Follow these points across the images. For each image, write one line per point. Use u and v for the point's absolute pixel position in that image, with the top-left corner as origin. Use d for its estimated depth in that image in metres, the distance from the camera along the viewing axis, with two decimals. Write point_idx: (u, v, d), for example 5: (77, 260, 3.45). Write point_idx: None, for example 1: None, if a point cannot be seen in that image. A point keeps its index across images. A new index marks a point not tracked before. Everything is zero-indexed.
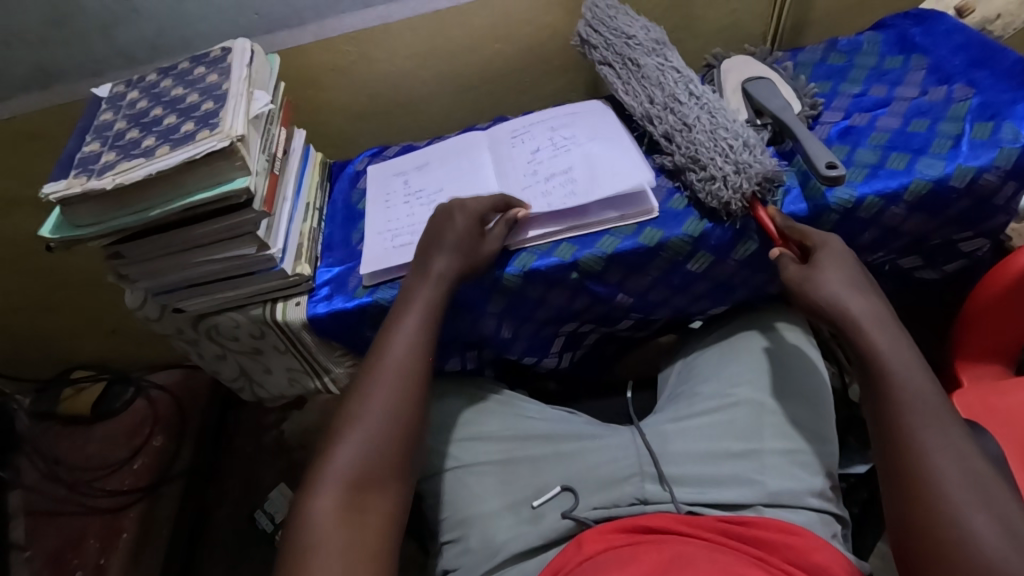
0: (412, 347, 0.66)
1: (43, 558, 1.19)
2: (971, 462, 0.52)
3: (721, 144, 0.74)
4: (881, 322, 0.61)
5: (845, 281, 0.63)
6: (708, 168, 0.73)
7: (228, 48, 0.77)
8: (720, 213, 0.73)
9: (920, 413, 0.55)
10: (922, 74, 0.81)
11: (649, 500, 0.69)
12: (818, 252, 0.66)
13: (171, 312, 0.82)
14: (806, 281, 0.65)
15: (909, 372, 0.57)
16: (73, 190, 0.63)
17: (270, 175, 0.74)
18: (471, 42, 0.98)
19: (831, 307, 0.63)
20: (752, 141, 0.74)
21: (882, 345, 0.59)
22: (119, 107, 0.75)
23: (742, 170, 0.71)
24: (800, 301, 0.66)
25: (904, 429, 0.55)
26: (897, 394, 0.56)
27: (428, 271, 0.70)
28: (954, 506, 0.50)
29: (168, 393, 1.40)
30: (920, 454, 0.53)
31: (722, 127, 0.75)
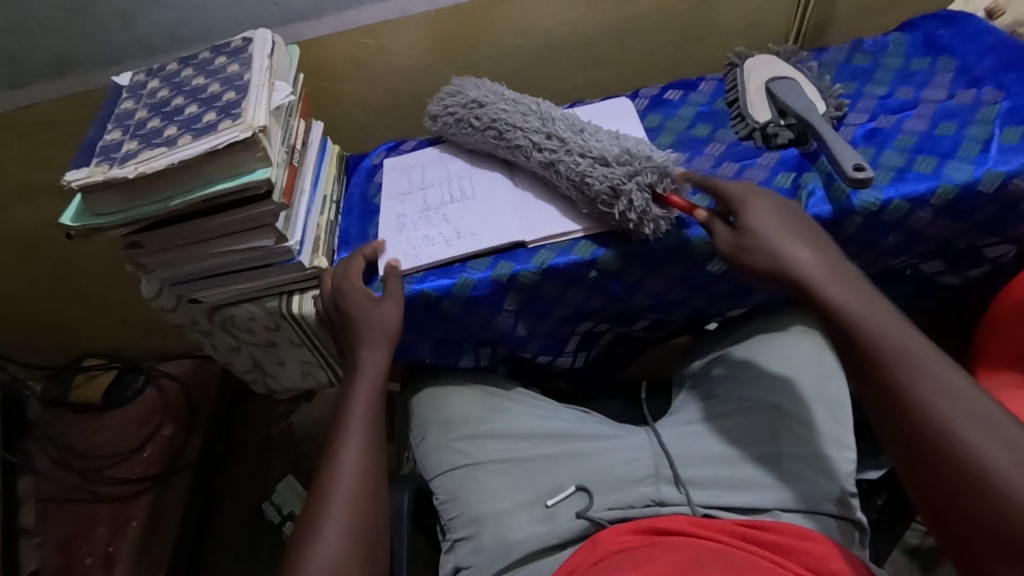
0: (364, 453, 0.63)
1: (53, 543, 1.21)
2: (959, 385, 0.49)
3: (595, 174, 0.72)
4: (830, 268, 0.59)
5: (790, 237, 0.62)
6: (596, 194, 0.72)
7: (249, 38, 0.77)
8: (637, 232, 0.72)
9: (901, 349, 0.52)
10: (950, 77, 0.80)
11: (664, 502, 0.69)
12: (743, 219, 0.64)
13: (187, 303, 0.83)
14: (761, 242, 0.62)
15: (869, 312, 0.55)
16: (95, 178, 0.63)
17: (289, 167, 0.74)
18: (489, 36, 0.97)
19: (784, 266, 0.60)
20: (620, 152, 0.72)
21: (837, 292, 0.57)
22: (141, 95, 0.74)
23: (621, 188, 0.70)
24: (749, 264, 0.62)
25: (884, 372, 0.52)
26: (870, 336, 0.54)
27: (364, 375, 0.68)
28: (965, 435, 0.47)
29: (177, 382, 1.40)
30: (918, 395, 0.50)
31: (582, 154, 0.74)
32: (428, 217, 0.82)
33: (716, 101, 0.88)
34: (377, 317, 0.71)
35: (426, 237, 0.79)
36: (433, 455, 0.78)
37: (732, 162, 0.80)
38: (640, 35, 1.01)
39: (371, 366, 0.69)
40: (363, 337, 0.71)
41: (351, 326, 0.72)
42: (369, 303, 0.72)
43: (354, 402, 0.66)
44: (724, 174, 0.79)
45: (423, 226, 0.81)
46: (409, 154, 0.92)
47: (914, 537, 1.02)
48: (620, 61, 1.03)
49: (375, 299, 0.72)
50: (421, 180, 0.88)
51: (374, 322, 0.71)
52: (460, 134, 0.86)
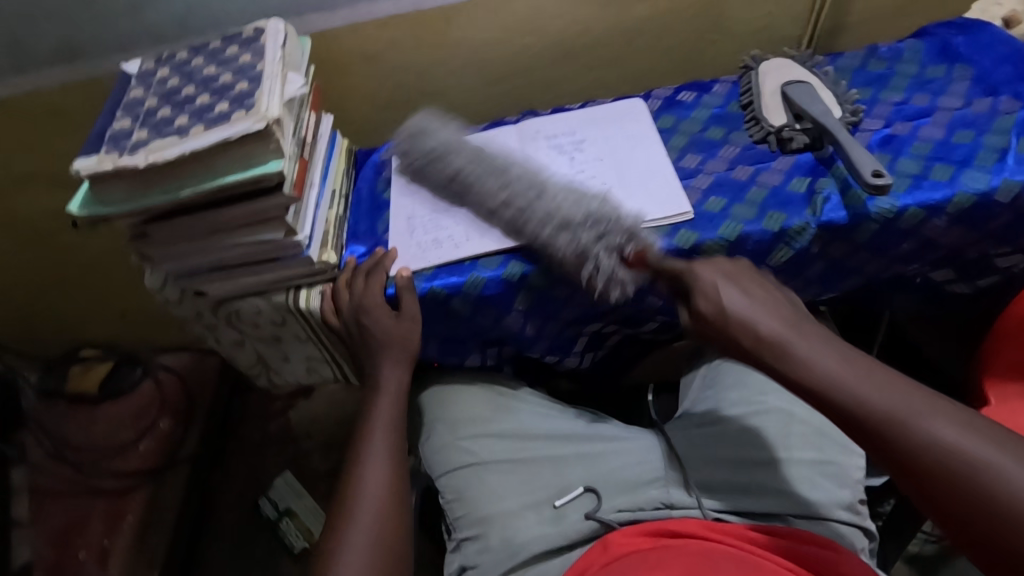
0: (390, 464, 0.68)
1: (46, 536, 1.19)
2: (962, 418, 0.47)
3: (556, 241, 0.70)
4: (797, 326, 0.56)
5: (751, 298, 0.58)
6: (560, 256, 0.70)
7: (261, 28, 0.76)
8: (601, 295, 0.71)
9: (892, 400, 0.49)
10: (965, 85, 0.80)
11: (674, 505, 0.67)
12: (698, 300, 0.60)
13: (192, 296, 0.81)
14: (721, 315, 0.58)
15: (840, 368, 0.51)
16: (105, 166, 0.62)
17: (299, 160, 0.72)
18: (502, 33, 0.96)
19: (747, 334, 0.56)
20: (583, 214, 0.70)
21: (810, 350, 0.53)
22: (150, 83, 0.73)
23: (589, 250, 0.69)
24: (717, 338, 0.59)
25: (881, 425, 0.48)
26: (856, 394, 0.50)
27: (386, 393, 0.74)
28: (1003, 474, 0.44)
29: (175, 375, 1.38)
30: (933, 444, 0.46)
31: (542, 218, 0.71)
32: (438, 217, 0.81)
33: (730, 104, 0.88)
34: (399, 338, 0.74)
35: (438, 238, 0.78)
36: (440, 453, 0.78)
37: (746, 165, 0.79)
38: (653, 36, 1.00)
39: (391, 387, 0.75)
40: (380, 356, 0.75)
41: (371, 345, 0.75)
42: (389, 322, 0.74)
43: (375, 424, 0.72)
44: (738, 177, 0.78)
45: (434, 227, 0.79)
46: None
47: (915, 544, 1.02)
48: (631, 62, 1.03)
49: (395, 318, 0.74)
50: None
51: (395, 343, 0.75)
52: (427, 178, 0.83)
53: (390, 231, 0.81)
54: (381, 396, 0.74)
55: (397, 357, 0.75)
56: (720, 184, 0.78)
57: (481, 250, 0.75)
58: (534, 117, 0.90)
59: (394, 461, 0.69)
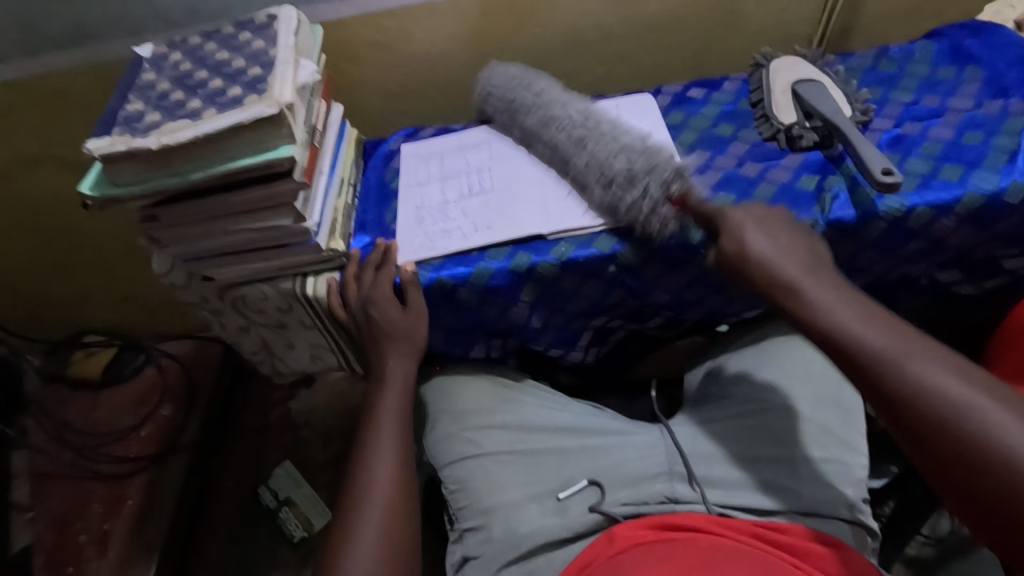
0: (397, 456, 0.68)
1: (47, 519, 1.20)
2: (958, 367, 0.49)
3: (609, 167, 0.71)
4: (813, 273, 0.58)
5: (773, 240, 0.61)
6: (612, 177, 0.71)
7: (274, 14, 0.76)
8: (652, 230, 0.70)
9: (889, 344, 0.51)
10: (976, 87, 0.80)
11: (678, 500, 0.68)
12: (721, 239, 0.63)
13: (199, 280, 0.82)
14: (740, 253, 0.61)
15: (844, 309, 0.54)
16: (118, 147, 0.62)
17: (310, 147, 0.72)
18: (513, 26, 0.96)
19: (760, 272, 0.59)
20: (643, 146, 0.72)
21: (819, 291, 0.56)
22: (162, 67, 0.73)
23: (638, 177, 0.70)
24: (736, 274, 0.62)
25: (873, 362, 0.51)
26: (853, 333, 0.52)
27: (392, 388, 0.74)
28: (979, 417, 0.46)
29: (177, 362, 1.39)
30: (917, 386, 0.48)
31: (602, 147, 0.73)
32: (446, 209, 0.81)
33: (739, 101, 0.88)
34: (405, 330, 0.75)
35: (446, 229, 0.78)
36: (444, 444, 0.78)
37: (755, 162, 0.79)
38: (663, 32, 1.00)
39: (397, 377, 0.74)
40: (384, 348, 0.75)
41: (378, 336, 0.75)
42: (395, 312, 0.74)
43: (381, 416, 0.72)
44: (747, 174, 0.78)
45: (441, 219, 0.79)
46: (429, 143, 0.91)
47: (914, 546, 1.02)
48: (642, 58, 1.03)
49: (402, 311, 0.75)
50: (440, 169, 0.86)
51: (402, 335, 0.75)
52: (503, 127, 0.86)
53: (397, 221, 0.81)
54: (386, 387, 0.74)
55: (402, 349, 0.75)
56: (729, 180, 0.78)
57: (488, 241, 0.76)
58: None
59: (402, 453, 0.69)
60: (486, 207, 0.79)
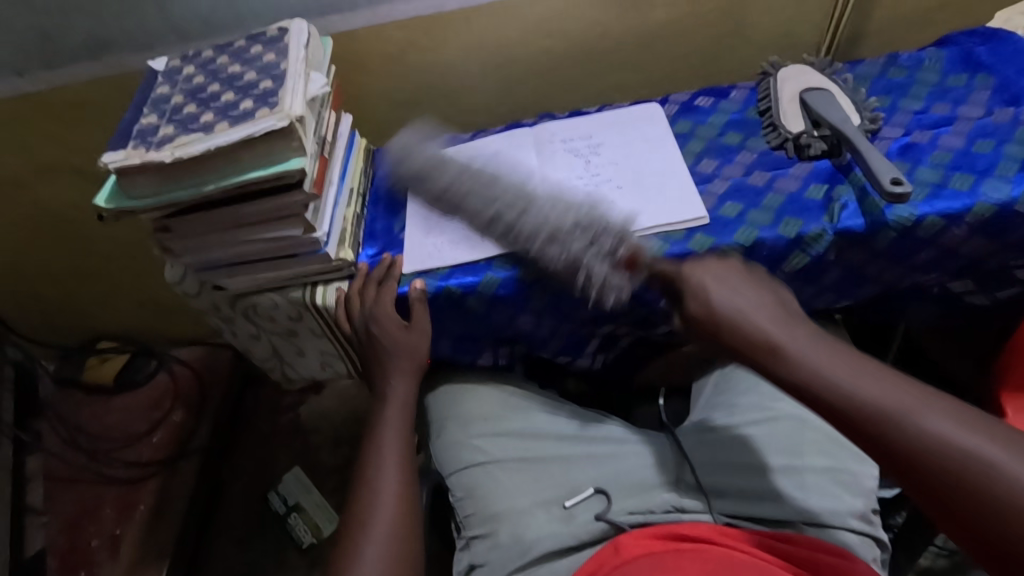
0: (401, 467, 0.69)
1: (61, 522, 1.22)
2: (957, 411, 0.48)
3: (548, 240, 0.70)
4: (791, 326, 0.56)
5: (742, 295, 0.59)
6: (554, 265, 0.70)
7: (284, 28, 0.77)
8: (599, 303, 0.71)
9: (887, 399, 0.49)
10: (987, 95, 0.80)
11: (685, 509, 0.68)
12: (688, 302, 0.60)
13: (210, 289, 0.83)
14: (711, 316, 0.58)
15: (834, 369, 0.51)
16: (132, 160, 0.63)
17: (320, 158, 0.73)
18: (521, 36, 0.97)
19: (737, 337, 0.56)
20: (574, 219, 0.70)
21: (803, 351, 0.53)
22: (176, 81, 0.75)
23: (579, 260, 0.69)
24: (711, 338, 0.59)
25: (887, 426, 0.48)
26: (854, 396, 0.50)
27: (390, 408, 0.74)
28: (996, 467, 0.44)
29: (189, 368, 1.40)
30: (931, 444, 0.46)
31: (535, 215, 0.71)
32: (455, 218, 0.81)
33: (747, 110, 0.88)
34: (407, 348, 0.76)
35: (454, 238, 0.79)
36: (451, 450, 0.78)
37: (763, 171, 0.79)
38: (671, 40, 1.00)
39: (398, 398, 0.75)
40: (389, 366, 0.76)
41: (382, 348, 0.76)
42: (400, 331, 0.76)
43: (385, 429, 0.73)
44: (755, 183, 0.78)
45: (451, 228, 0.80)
46: (437, 151, 0.91)
47: (927, 557, 1.01)
48: (650, 66, 1.03)
49: (404, 327, 0.76)
50: None
51: (402, 353, 0.76)
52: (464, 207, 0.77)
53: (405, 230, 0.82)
54: (391, 399, 0.75)
55: (403, 362, 0.76)
56: (737, 189, 0.78)
57: (496, 249, 0.76)
58: (552, 121, 0.90)
59: (407, 464, 0.70)
60: None
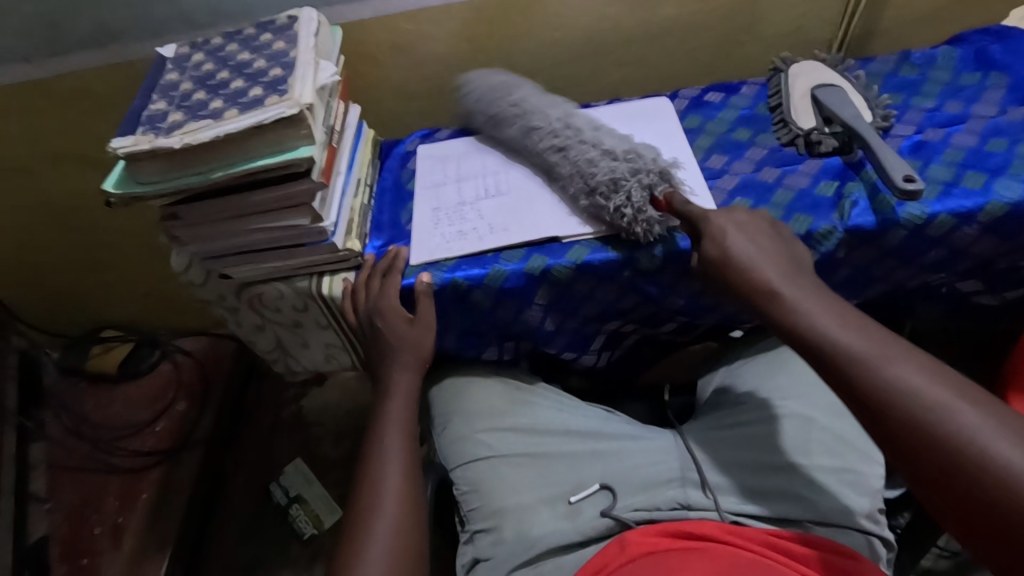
0: (405, 460, 0.69)
1: (64, 510, 1.22)
2: (937, 368, 0.49)
3: (592, 161, 0.73)
4: (792, 277, 0.59)
5: (755, 245, 0.63)
6: (597, 190, 0.72)
7: (294, 16, 0.76)
8: (639, 236, 0.71)
9: (868, 346, 0.51)
10: (1000, 93, 0.79)
11: (691, 506, 0.67)
12: (704, 243, 0.65)
13: (216, 278, 0.83)
14: (724, 258, 0.62)
15: (823, 315, 0.55)
16: (142, 146, 0.63)
17: (328, 148, 0.73)
18: (530, 29, 0.96)
19: (742, 276, 0.61)
20: (625, 150, 0.74)
21: (799, 297, 0.57)
22: (185, 68, 0.74)
23: (622, 183, 0.71)
24: (719, 279, 0.63)
25: (859, 366, 0.50)
26: (834, 335, 0.53)
27: (394, 401, 0.74)
28: (955, 416, 0.45)
29: (192, 358, 1.41)
30: (892, 386, 0.48)
31: (583, 148, 0.75)
32: (462, 210, 0.81)
33: (757, 106, 0.88)
34: (411, 342, 0.76)
35: (461, 230, 0.78)
36: (456, 445, 0.78)
37: (773, 167, 0.79)
38: (681, 36, 1.00)
39: (401, 390, 0.75)
40: (398, 361, 0.76)
41: (387, 340, 0.76)
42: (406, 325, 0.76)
43: (390, 422, 0.72)
44: (765, 179, 0.78)
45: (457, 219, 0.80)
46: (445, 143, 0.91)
47: (929, 558, 1.00)
48: (659, 61, 1.03)
49: (409, 320, 0.76)
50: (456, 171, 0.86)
51: (408, 347, 0.76)
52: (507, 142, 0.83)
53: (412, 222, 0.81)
54: (395, 392, 0.75)
55: (408, 355, 0.76)
56: (746, 186, 0.77)
57: (503, 242, 0.76)
58: None
59: (411, 458, 0.70)
60: (502, 210, 0.79)
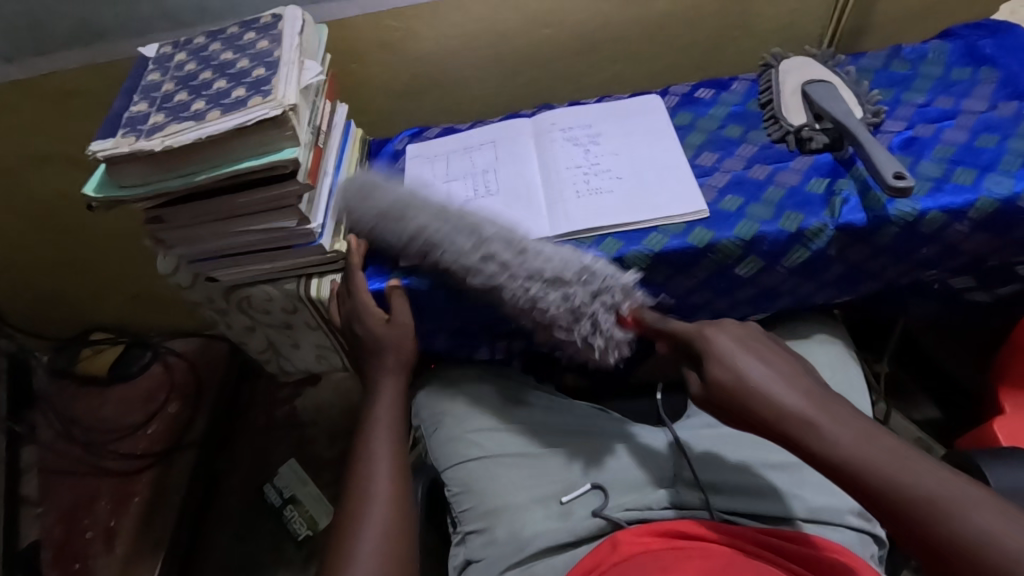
0: (394, 463, 0.69)
1: (56, 514, 1.21)
2: (1003, 509, 0.46)
3: (538, 280, 0.67)
4: (821, 404, 0.54)
5: (778, 369, 0.57)
6: (554, 318, 0.66)
7: (278, 15, 0.75)
8: (601, 360, 0.70)
9: (928, 485, 0.48)
10: (992, 88, 0.79)
11: (683, 506, 0.67)
12: (711, 366, 0.59)
13: (204, 281, 0.82)
14: (741, 386, 0.56)
15: (870, 453, 0.50)
16: (122, 149, 0.62)
17: (314, 149, 0.72)
18: (519, 25, 0.95)
19: (768, 410, 0.54)
20: (580, 268, 0.67)
21: (834, 431, 0.52)
22: (168, 68, 0.73)
23: (583, 310, 0.66)
24: (731, 411, 0.57)
25: (931, 517, 0.47)
26: (886, 476, 0.49)
27: (381, 404, 0.73)
28: None
29: (184, 360, 1.40)
30: (972, 542, 0.45)
31: (530, 259, 0.68)
32: None
33: (748, 102, 0.87)
34: (393, 343, 0.75)
35: None
36: (447, 445, 0.78)
37: (764, 164, 0.78)
38: (672, 32, 0.99)
39: (387, 393, 0.74)
40: (385, 365, 0.75)
41: (373, 347, 0.75)
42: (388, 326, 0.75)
43: (377, 425, 0.72)
44: (755, 177, 0.77)
45: None
46: (435, 142, 0.90)
47: None
48: (650, 57, 1.02)
49: (387, 319, 0.75)
50: (446, 170, 0.85)
51: (390, 347, 0.75)
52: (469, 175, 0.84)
53: None
54: (381, 395, 0.74)
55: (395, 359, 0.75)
56: (737, 183, 0.77)
57: None
58: (549, 112, 0.89)
59: (400, 461, 0.69)
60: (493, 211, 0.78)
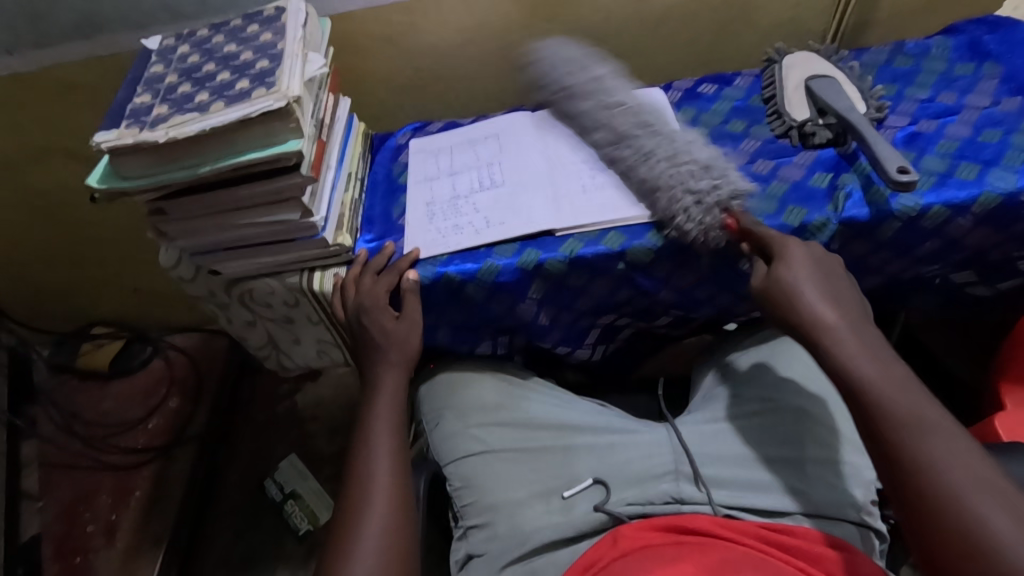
0: (394, 457, 0.69)
1: (57, 509, 1.21)
2: (977, 460, 0.50)
3: (678, 161, 0.71)
4: (853, 328, 0.60)
5: (822, 290, 0.63)
6: (666, 189, 0.70)
7: (282, 7, 0.75)
8: (698, 241, 0.70)
9: (910, 409, 0.53)
10: (995, 83, 0.79)
11: (685, 500, 0.68)
12: (776, 264, 0.65)
13: (206, 274, 0.82)
14: (790, 288, 0.63)
15: (877, 370, 0.56)
16: (125, 140, 0.62)
17: (317, 141, 0.72)
18: (521, 20, 0.95)
19: (801, 315, 0.61)
20: (705, 160, 0.71)
21: (853, 346, 0.58)
22: (170, 60, 0.73)
23: (702, 190, 0.69)
24: (772, 307, 0.64)
25: (901, 432, 0.52)
26: (880, 391, 0.55)
27: (383, 397, 0.73)
28: (970, 508, 0.47)
29: (185, 356, 1.39)
30: (928, 464, 0.50)
31: (673, 143, 0.73)
32: (456, 206, 0.80)
33: (751, 97, 0.87)
34: (397, 340, 0.75)
35: (457, 224, 0.78)
36: (448, 440, 0.78)
37: (767, 159, 0.78)
38: (675, 27, 0.99)
39: (388, 386, 0.74)
40: (387, 359, 0.75)
41: (371, 343, 0.75)
42: (393, 321, 0.75)
43: (378, 418, 0.72)
44: (758, 172, 0.77)
45: (453, 213, 0.79)
46: (437, 136, 0.90)
47: None
48: (651, 53, 1.02)
49: (395, 319, 0.75)
50: (450, 165, 0.85)
51: (395, 343, 0.75)
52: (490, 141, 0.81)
53: (404, 218, 0.80)
54: (382, 389, 0.74)
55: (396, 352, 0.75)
56: None
57: (496, 236, 0.75)
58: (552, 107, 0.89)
59: (400, 455, 0.70)
60: (496, 205, 0.78)
